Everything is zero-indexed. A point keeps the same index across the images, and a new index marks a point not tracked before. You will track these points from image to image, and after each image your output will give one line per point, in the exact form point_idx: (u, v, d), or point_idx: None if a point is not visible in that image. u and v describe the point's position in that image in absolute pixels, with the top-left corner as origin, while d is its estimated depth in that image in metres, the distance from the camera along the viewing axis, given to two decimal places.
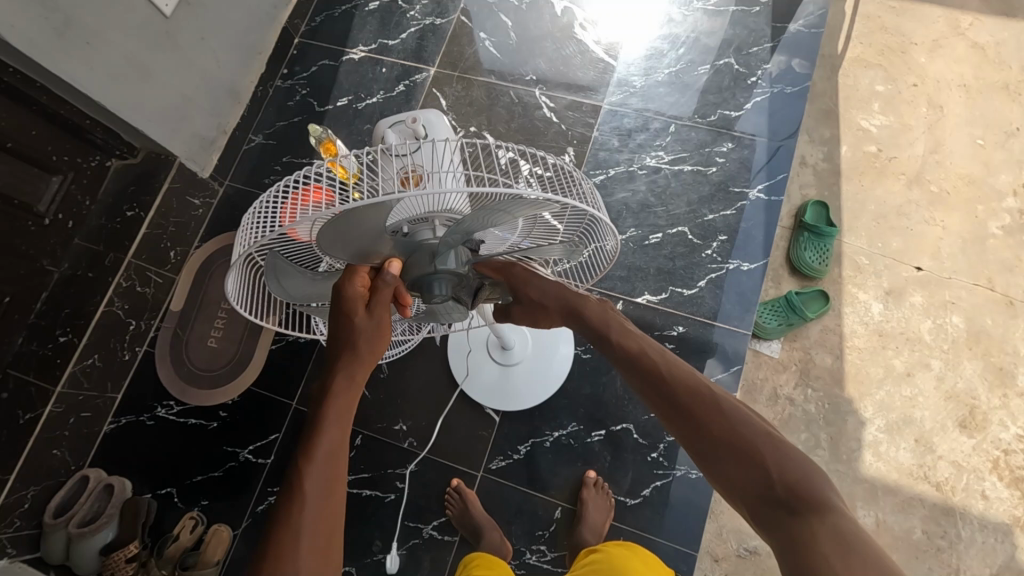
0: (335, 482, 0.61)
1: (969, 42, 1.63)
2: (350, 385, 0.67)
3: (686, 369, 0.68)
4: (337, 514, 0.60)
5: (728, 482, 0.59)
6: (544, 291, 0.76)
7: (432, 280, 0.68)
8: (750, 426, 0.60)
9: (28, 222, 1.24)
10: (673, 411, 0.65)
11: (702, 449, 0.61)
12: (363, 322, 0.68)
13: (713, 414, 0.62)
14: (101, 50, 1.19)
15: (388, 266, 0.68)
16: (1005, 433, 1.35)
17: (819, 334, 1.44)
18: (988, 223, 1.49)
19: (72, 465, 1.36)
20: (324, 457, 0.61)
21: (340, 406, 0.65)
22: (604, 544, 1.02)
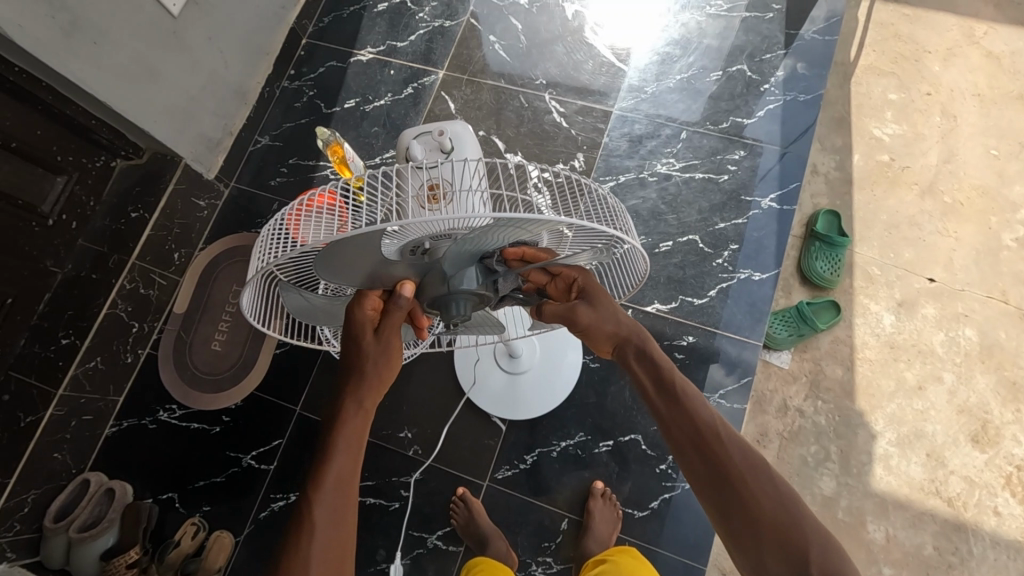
0: (344, 515, 0.62)
1: (984, 51, 1.62)
2: (359, 411, 0.66)
3: (737, 434, 0.66)
4: (346, 545, 0.61)
5: (765, 567, 0.61)
6: (606, 319, 0.73)
7: (453, 300, 0.67)
8: (795, 511, 0.62)
9: (33, 223, 1.22)
10: (716, 482, 0.65)
11: (745, 528, 0.63)
12: (372, 347, 0.67)
13: (764, 496, 0.63)
14: (108, 50, 1.17)
15: (401, 289, 0.66)
16: (1018, 449, 1.33)
17: (829, 345, 1.42)
18: (1002, 235, 1.48)
19: (73, 469, 1.35)
20: (332, 486, 0.61)
21: (349, 433, 0.65)
22: (610, 552, 1.00)
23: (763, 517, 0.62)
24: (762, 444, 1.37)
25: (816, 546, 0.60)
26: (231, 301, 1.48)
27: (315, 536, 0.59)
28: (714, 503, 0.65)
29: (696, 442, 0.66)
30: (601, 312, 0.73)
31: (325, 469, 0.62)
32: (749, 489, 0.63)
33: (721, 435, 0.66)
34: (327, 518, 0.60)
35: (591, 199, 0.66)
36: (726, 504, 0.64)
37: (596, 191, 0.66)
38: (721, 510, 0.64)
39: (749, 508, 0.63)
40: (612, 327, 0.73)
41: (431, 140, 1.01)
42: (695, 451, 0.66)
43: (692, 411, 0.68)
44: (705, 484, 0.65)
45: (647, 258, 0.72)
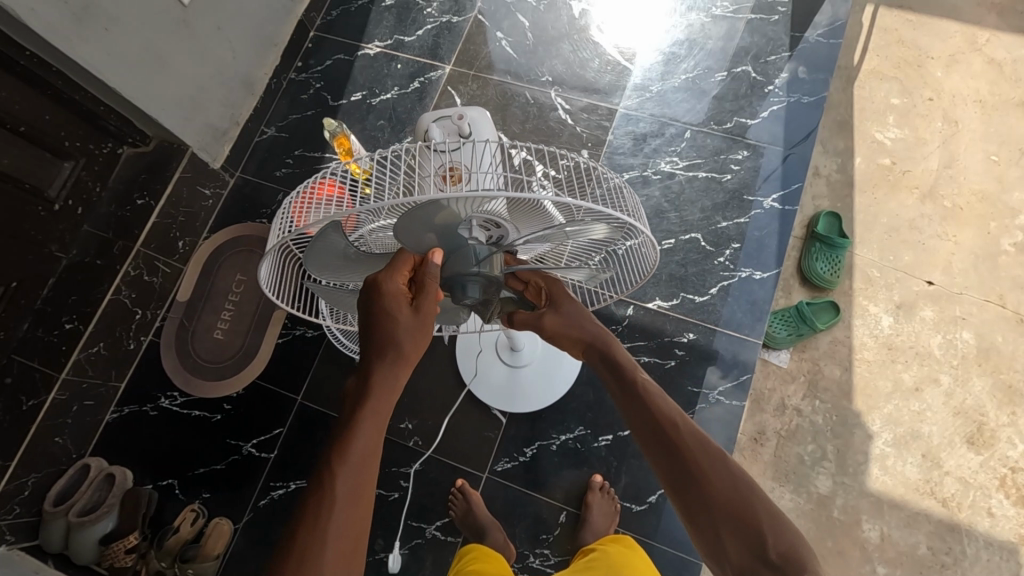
0: (363, 489, 0.62)
1: (986, 58, 1.63)
2: (391, 386, 0.67)
3: (696, 427, 0.68)
4: (364, 518, 0.62)
5: (725, 555, 0.61)
6: (570, 320, 0.77)
7: (464, 282, 0.68)
8: (755, 498, 0.62)
9: (39, 208, 1.23)
10: (672, 468, 0.66)
11: (700, 516, 0.63)
12: (407, 322, 0.67)
13: (721, 484, 0.63)
14: (119, 36, 1.18)
15: (433, 257, 0.67)
16: (1012, 451, 1.34)
17: (829, 345, 1.43)
18: (1001, 240, 1.49)
19: (73, 453, 1.35)
20: (358, 460, 0.62)
21: (375, 408, 0.66)
22: (599, 543, 0.99)
23: (720, 506, 0.62)
24: (759, 442, 1.38)
25: (774, 531, 0.60)
26: (235, 290, 1.49)
27: (337, 505, 0.60)
28: (677, 496, 0.65)
29: (655, 434, 0.68)
30: (565, 314, 0.77)
31: (352, 442, 0.63)
32: (707, 481, 0.63)
33: (677, 427, 0.68)
34: (349, 489, 0.61)
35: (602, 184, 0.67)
36: (686, 496, 0.64)
37: (608, 177, 0.68)
38: (682, 500, 0.65)
39: (706, 500, 0.63)
40: (576, 329, 0.77)
41: (450, 124, 1.02)
42: (655, 444, 0.68)
43: (650, 406, 0.70)
44: (668, 479, 0.66)
45: (657, 250, 0.73)
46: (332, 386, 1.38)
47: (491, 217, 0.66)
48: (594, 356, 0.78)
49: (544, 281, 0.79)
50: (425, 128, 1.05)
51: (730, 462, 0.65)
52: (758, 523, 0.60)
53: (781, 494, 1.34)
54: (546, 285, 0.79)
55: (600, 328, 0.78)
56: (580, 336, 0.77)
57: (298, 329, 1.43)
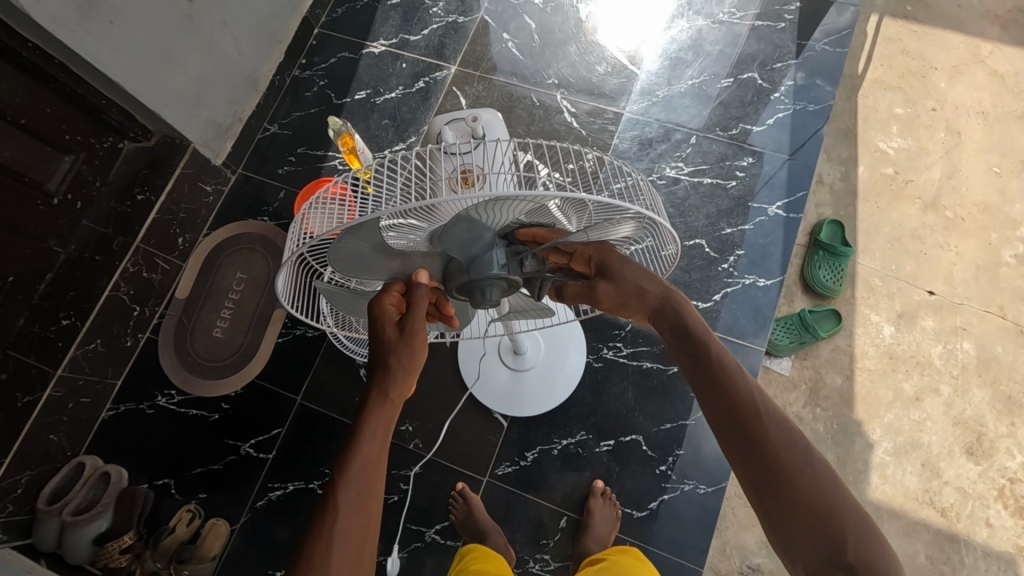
0: (366, 501, 0.61)
1: (989, 70, 1.64)
2: (385, 400, 0.66)
3: (779, 413, 0.63)
4: (367, 532, 0.61)
5: (799, 554, 0.58)
6: (632, 289, 0.72)
7: (482, 284, 0.66)
8: (835, 495, 0.58)
9: (38, 202, 1.21)
10: (745, 445, 0.63)
11: (777, 507, 0.59)
12: (394, 339, 0.67)
13: (804, 477, 0.59)
14: (123, 28, 1.16)
15: (417, 277, 0.68)
16: (1011, 462, 1.35)
17: (830, 353, 1.44)
18: (1002, 251, 1.50)
19: (68, 451, 1.33)
20: (359, 471, 0.62)
21: (374, 423, 0.65)
22: (608, 552, 0.99)
23: (800, 501, 0.58)
24: None
25: (857, 534, 0.56)
26: (235, 288, 1.47)
27: (339, 520, 0.59)
28: (749, 486, 0.62)
29: (733, 414, 0.64)
30: (625, 283, 0.71)
31: (353, 453, 0.63)
32: (789, 473, 0.60)
33: (759, 410, 0.63)
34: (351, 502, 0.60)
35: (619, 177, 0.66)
36: (759, 486, 0.61)
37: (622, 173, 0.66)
38: (753, 489, 0.62)
39: (783, 492, 0.59)
40: (639, 296, 0.72)
41: (464, 126, 1.00)
42: (729, 421, 0.64)
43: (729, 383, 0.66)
44: (736, 455, 0.63)
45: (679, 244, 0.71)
46: (332, 387, 1.37)
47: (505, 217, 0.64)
48: (665, 325, 0.72)
49: (594, 250, 0.72)
50: (436, 131, 1.03)
51: (813, 453, 0.61)
52: (838, 522, 0.57)
53: None
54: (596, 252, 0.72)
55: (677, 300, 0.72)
56: (651, 305, 0.72)
57: (298, 328, 1.41)
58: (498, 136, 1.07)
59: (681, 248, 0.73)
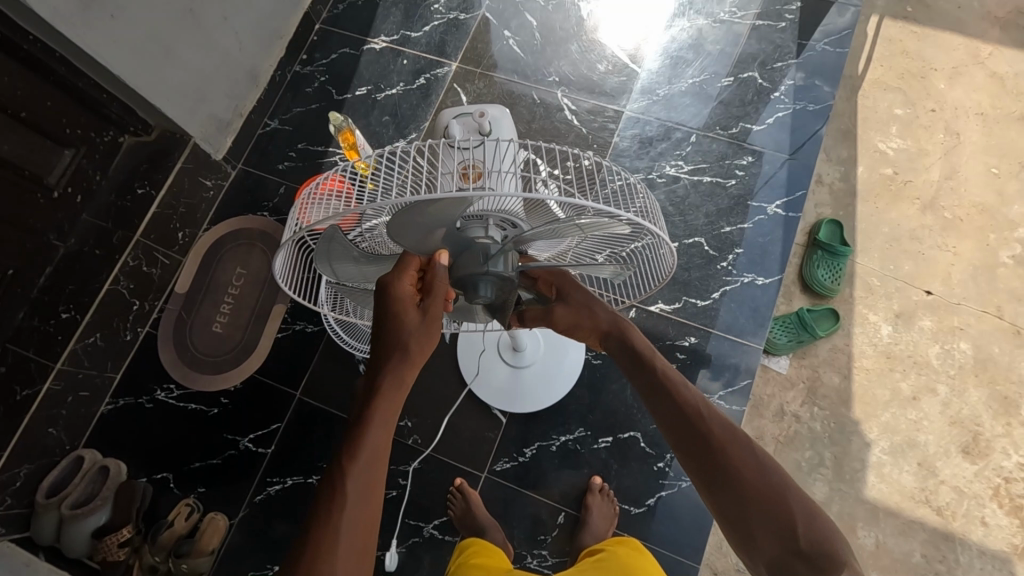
0: (374, 487, 0.62)
1: (989, 71, 1.65)
2: (397, 388, 0.66)
3: (723, 415, 0.69)
4: (372, 518, 0.62)
5: (756, 545, 0.63)
6: (583, 310, 0.80)
7: (478, 280, 0.65)
8: (784, 488, 0.64)
9: (38, 195, 1.21)
10: (697, 450, 0.68)
11: (729, 502, 0.65)
12: (415, 324, 0.66)
13: (753, 471, 0.64)
14: (124, 22, 1.16)
15: (439, 257, 0.66)
16: (1007, 462, 1.35)
17: (828, 353, 1.44)
18: (1000, 252, 1.50)
19: (67, 445, 1.33)
20: (370, 457, 0.62)
21: (385, 411, 0.65)
22: (607, 544, 0.98)
23: (748, 493, 0.64)
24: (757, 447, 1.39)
25: (801, 517, 0.62)
26: (235, 283, 1.47)
27: (348, 504, 0.60)
28: (704, 487, 0.67)
29: (681, 421, 0.70)
30: (574, 304, 0.79)
31: (362, 441, 0.63)
32: (736, 469, 0.65)
33: (703, 414, 0.69)
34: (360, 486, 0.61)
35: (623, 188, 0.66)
36: (712, 485, 0.66)
37: (626, 181, 0.66)
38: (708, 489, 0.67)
39: (731, 487, 0.64)
40: (590, 320, 0.80)
41: (471, 121, 1.01)
42: (682, 429, 0.69)
43: (678, 394, 0.72)
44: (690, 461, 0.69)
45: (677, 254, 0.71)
46: (331, 383, 1.37)
47: (507, 217, 0.63)
48: (616, 348, 0.80)
49: (554, 275, 0.80)
50: (445, 125, 1.04)
51: (755, 448, 0.67)
52: (784, 507, 0.62)
53: None
54: (555, 278, 0.80)
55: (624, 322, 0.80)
56: (599, 327, 0.80)
57: (298, 324, 1.41)
58: (506, 132, 1.05)
59: (680, 259, 0.72)
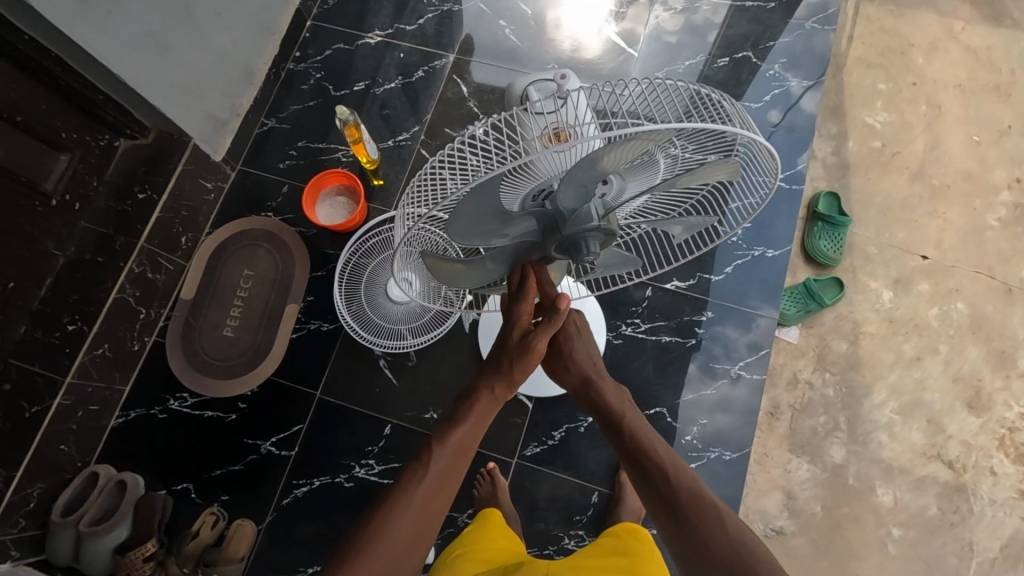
0: (451, 470, 0.79)
1: (962, 46, 1.72)
2: (492, 397, 0.86)
3: (690, 478, 0.78)
4: (439, 496, 0.77)
5: None
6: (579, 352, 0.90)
7: (584, 237, 0.60)
8: (750, 553, 0.69)
9: (34, 202, 1.16)
10: (670, 511, 0.75)
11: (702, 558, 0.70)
12: (513, 342, 0.83)
13: (717, 530, 0.71)
14: (121, 19, 1.12)
15: (560, 301, 0.77)
16: (1008, 413, 1.42)
17: (833, 321, 1.49)
18: (986, 215, 1.57)
19: (78, 461, 1.29)
20: (457, 444, 0.81)
21: (478, 412, 0.85)
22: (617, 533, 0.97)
23: (714, 548, 0.70)
24: (774, 416, 1.42)
25: None
26: (242, 285, 1.44)
27: (431, 469, 0.78)
28: (672, 542, 0.74)
29: (653, 483, 0.78)
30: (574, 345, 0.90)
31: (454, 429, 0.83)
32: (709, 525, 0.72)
33: (675, 473, 0.78)
34: (414, 517, 0.74)
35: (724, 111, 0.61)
36: (683, 539, 0.73)
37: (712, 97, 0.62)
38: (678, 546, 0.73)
39: (703, 539, 0.71)
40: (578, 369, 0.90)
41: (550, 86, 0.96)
42: (654, 492, 0.77)
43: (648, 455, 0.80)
44: (663, 523, 0.76)
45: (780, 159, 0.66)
46: (353, 380, 1.35)
47: None
48: (591, 403, 0.89)
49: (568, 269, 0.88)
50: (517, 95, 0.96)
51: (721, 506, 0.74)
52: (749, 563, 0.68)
53: (797, 465, 1.39)
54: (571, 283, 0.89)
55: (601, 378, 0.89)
56: (580, 374, 0.90)
57: (313, 323, 1.39)
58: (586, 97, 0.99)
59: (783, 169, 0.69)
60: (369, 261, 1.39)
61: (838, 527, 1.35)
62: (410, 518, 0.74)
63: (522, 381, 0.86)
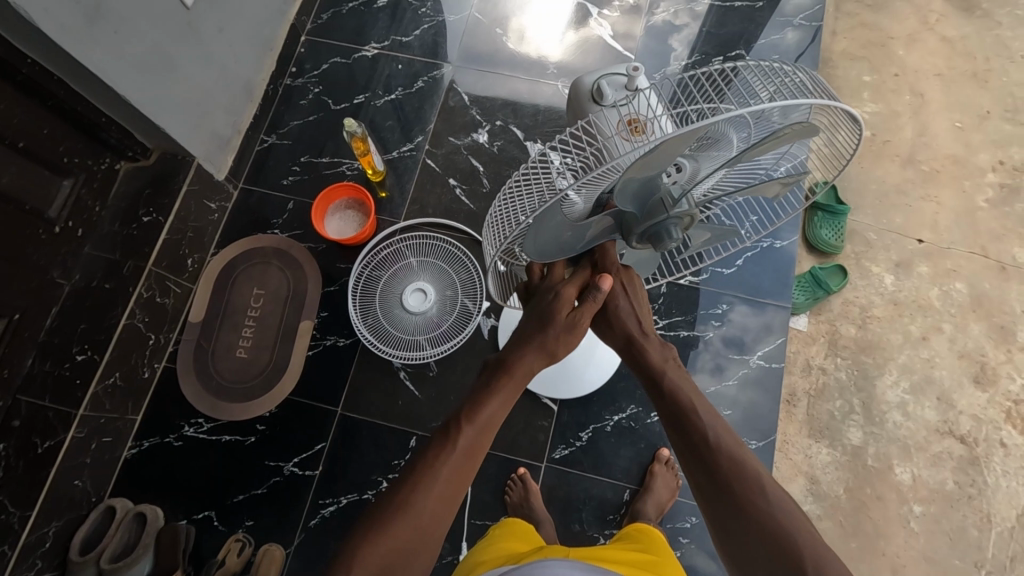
0: (475, 450, 0.73)
1: (939, 36, 1.78)
2: (527, 370, 0.78)
3: (732, 444, 0.72)
4: (462, 477, 0.71)
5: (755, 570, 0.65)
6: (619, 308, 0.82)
7: (665, 225, 0.64)
8: (791, 527, 0.64)
9: (39, 230, 1.12)
10: (708, 477, 0.70)
11: (746, 536, 0.65)
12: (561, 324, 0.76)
13: (759, 497, 0.67)
14: (128, 38, 1.10)
15: (603, 284, 0.74)
16: (1013, 385, 1.47)
17: (841, 306, 1.53)
18: (976, 197, 1.63)
19: (93, 496, 1.25)
20: (482, 424, 0.75)
21: (509, 387, 0.78)
22: (637, 532, 0.87)
23: (757, 531, 0.65)
24: (791, 404, 1.45)
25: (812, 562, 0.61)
26: (254, 305, 1.41)
27: (455, 447, 0.72)
28: (709, 508, 0.70)
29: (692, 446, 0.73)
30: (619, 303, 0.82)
31: (483, 406, 0.76)
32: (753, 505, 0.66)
33: (718, 447, 0.71)
34: (440, 495, 0.69)
35: (790, 81, 0.62)
36: (721, 514, 0.68)
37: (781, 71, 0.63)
38: (718, 521, 0.69)
39: (743, 512, 0.66)
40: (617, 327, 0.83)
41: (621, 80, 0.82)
42: (693, 454, 0.72)
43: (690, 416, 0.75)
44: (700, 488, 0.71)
45: (862, 126, 0.66)
46: (373, 393, 1.33)
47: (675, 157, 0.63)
48: (630, 360, 0.83)
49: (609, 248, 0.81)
50: (588, 87, 0.84)
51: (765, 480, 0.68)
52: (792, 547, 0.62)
53: (818, 450, 1.41)
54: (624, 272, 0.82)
55: (644, 335, 0.82)
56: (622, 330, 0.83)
57: (329, 339, 1.37)
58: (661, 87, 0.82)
59: (862, 136, 0.68)
60: (382, 274, 1.39)
61: (862, 508, 1.37)
62: (429, 504, 0.68)
63: (563, 355, 0.80)
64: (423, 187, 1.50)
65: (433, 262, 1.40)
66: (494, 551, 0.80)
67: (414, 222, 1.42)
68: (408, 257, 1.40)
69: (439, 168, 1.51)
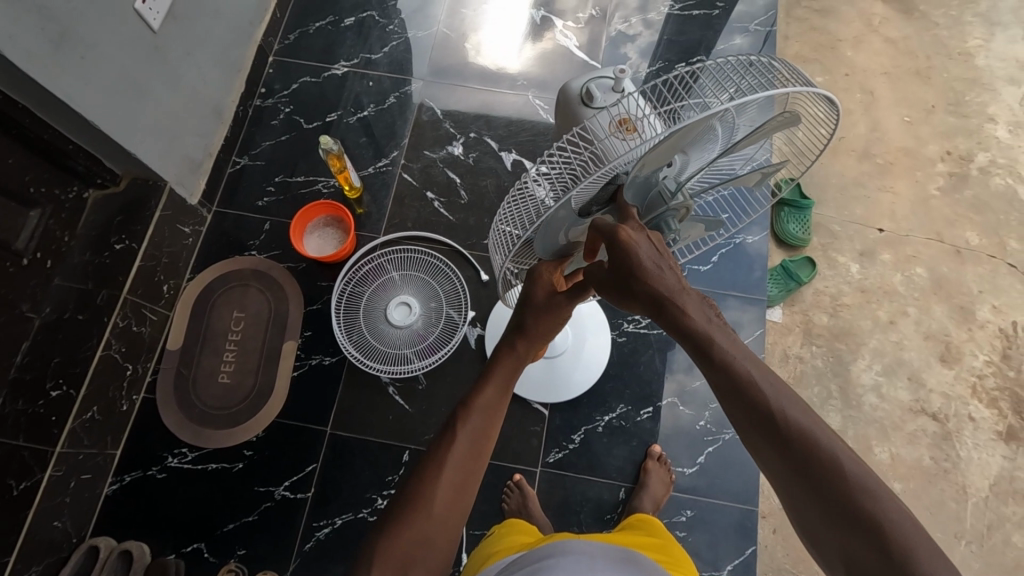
0: (482, 435, 0.72)
1: (883, 37, 1.88)
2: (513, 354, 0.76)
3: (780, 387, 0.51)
4: (473, 463, 0.71)
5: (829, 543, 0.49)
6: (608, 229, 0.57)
7: (663, 218, 0.67)
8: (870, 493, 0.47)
9: (7, 263, 1.09)
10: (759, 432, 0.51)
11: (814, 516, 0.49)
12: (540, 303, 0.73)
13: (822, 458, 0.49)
14: (96, 63, 1.09)
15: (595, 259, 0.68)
16: (976, 361, 1.54)
17: (812, 297, 1.59)
18: (929, 186, 1.72)
19: (73, 538, 1.21)
20: (482, 409, 0.73)
21: (500, 369, 0.76)
22: (642, 521, 0.87)
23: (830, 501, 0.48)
24: None
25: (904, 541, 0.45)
26: (234, 328, 1.38)
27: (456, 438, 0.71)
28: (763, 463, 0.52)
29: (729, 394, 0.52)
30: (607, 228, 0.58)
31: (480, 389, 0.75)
32: (830, 478, 0.48)
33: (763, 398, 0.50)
34: (452, 482, 0.68)
35: (751, 79, 0.64)
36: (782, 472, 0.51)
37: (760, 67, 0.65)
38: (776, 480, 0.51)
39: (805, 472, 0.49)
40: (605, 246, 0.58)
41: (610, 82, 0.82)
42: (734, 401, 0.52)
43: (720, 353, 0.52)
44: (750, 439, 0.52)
45: (836, 118, 0.69)
46: (363, 410, 1.32)
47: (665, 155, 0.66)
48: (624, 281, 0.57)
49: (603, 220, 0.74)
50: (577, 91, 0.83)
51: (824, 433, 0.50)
52: (883, 543, 0.46)
53: None
54: None
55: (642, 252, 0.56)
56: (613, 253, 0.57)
57: (314, 358, 1.35)
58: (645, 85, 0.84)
59: (832, 131, 0.71)
60: (364, 289, 1.38)
61: None
62: (440, 494, 0.67)
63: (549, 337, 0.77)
64: (401, 201, 1.50)
65: (416, 275, 1.41)
66: (506, 544, 0.80)
67: (395, 236, 1.42)
68: (390, 271, 1.40)
69: (416, 183, 1.52)
